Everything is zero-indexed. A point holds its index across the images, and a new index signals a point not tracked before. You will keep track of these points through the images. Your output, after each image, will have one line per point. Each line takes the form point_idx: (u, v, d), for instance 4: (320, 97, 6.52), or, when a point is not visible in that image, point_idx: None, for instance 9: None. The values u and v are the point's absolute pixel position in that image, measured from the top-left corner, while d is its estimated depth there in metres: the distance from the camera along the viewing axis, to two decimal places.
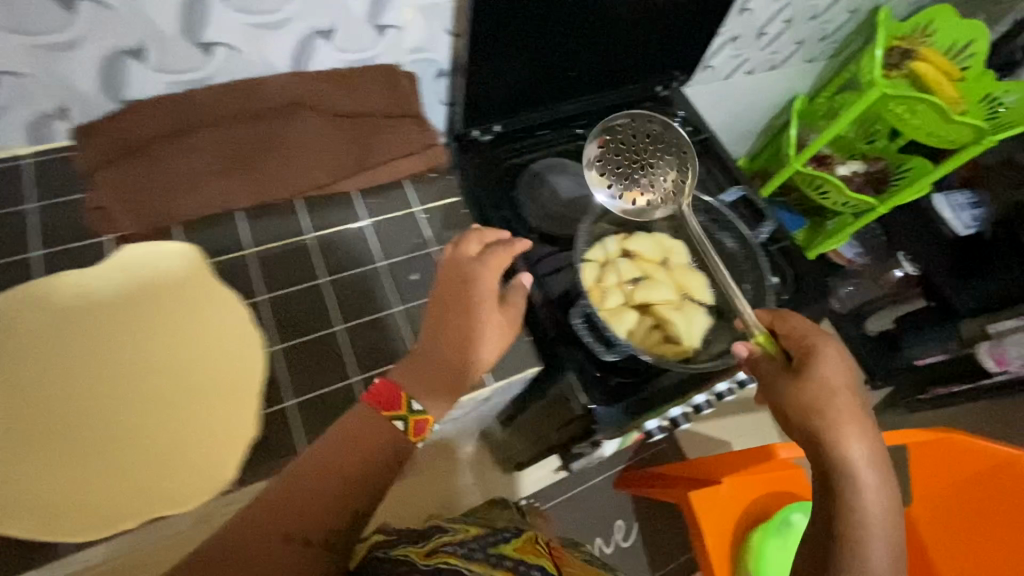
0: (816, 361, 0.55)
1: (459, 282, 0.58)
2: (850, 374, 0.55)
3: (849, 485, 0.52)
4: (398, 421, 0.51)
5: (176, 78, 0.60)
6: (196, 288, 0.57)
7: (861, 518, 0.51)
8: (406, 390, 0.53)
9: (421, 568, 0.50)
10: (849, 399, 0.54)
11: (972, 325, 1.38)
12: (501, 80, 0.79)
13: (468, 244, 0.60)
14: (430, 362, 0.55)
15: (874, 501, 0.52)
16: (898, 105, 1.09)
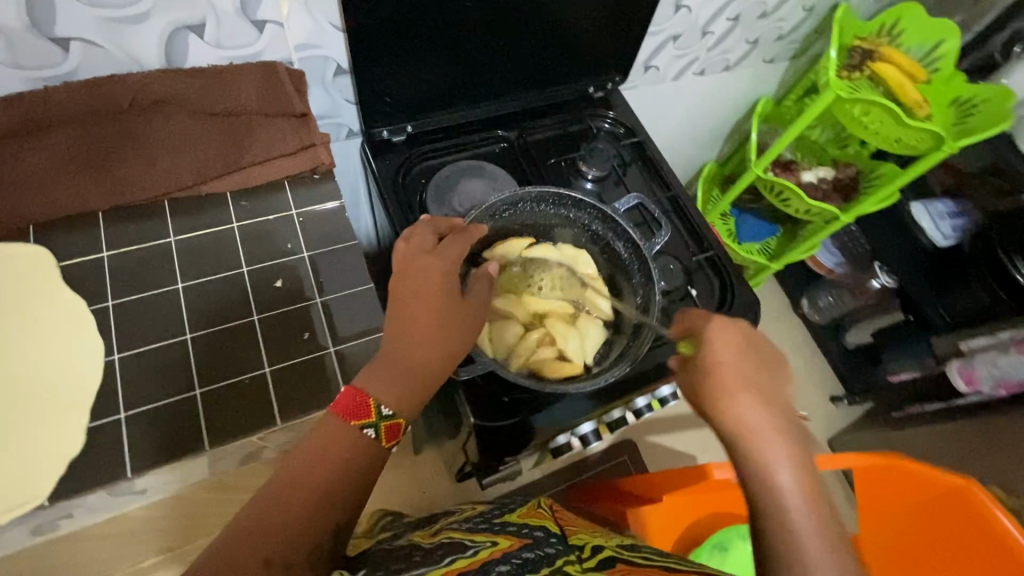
0: (702, 336, 0.51)
1: (413, 281, 0.53)
2: (741, 343, 0.50)
3: (760, 470, 0.43)
4: (368, 430, 0.46)
5: (37, 74, 0.57)
6: (45, 293, 0.56)
7: (782, 507, 0.41)
8: (374, 394, 0.48)
9: (423, 545, 0.54)
10: (741, 368, 0.48)
11: (944, 343, 1.27)
12: (403, 79, 0.76)
13: (421, 237, 0.57)
14: (402, 361, 0.50)
15: (800, 489, 0.42)
16: (855, 107, 1.01)
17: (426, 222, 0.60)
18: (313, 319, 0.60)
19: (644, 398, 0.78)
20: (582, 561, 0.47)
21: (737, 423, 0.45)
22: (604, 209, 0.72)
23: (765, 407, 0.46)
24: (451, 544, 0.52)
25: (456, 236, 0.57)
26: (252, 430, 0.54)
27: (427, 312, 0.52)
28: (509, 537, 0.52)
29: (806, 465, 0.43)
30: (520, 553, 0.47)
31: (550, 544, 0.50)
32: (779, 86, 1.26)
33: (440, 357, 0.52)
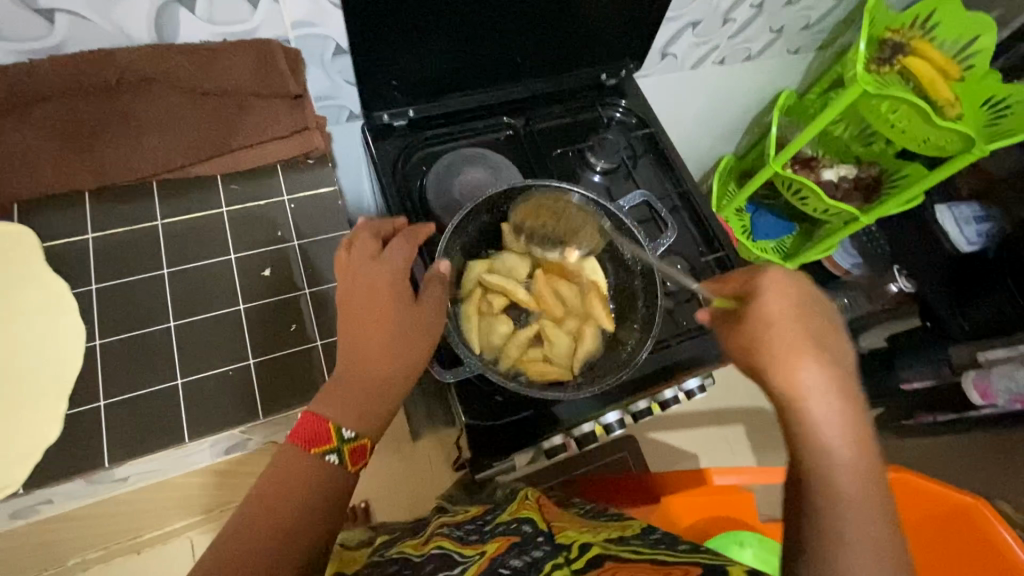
0: (757, 290, 0.46)
1: (356, 298, 0.51)
2: (798, 297, 0.45)
3: (812, 435, 0.41)
4: (330, 456, 0.45)
5: (23, 46, 0.55)
6: (23, 273, 0.54)
7: (831, 472, 0.40)
8: (332, 419, 0.47)
9: (412, 559, 0.52)
10: (797, 325, 0.44)
11: (961, 352, 1.20)
12: (404, 61, 0.73)
13: (363, 244, 0.53)
14: (355, 380, 0.49)
15: (852, 452, 0.40)
16: (881, 103, 0.95)
17: (364, 226, 0.56)
18: (302, 311, 0.58)
19: (643, 400, 0.73)
20: (569, 563, 0.46)
21: (792, 386, 0.42)
22: (604, 214, 0.68)
23: (823, 368, 0.43)
24: (442, 555, 0.51)
25: (402, 238, 0.54)
26: (233, 424, 0.52)
27: (377, 326, 0.50)
28: (500, 544, 0.52)
29: (857, 427, 0.41)
30: (510, 562, 0.47)
31: (539, 547, 0.49)
32: (803, 78, 1.20)
33: (399, 367, 0.50)
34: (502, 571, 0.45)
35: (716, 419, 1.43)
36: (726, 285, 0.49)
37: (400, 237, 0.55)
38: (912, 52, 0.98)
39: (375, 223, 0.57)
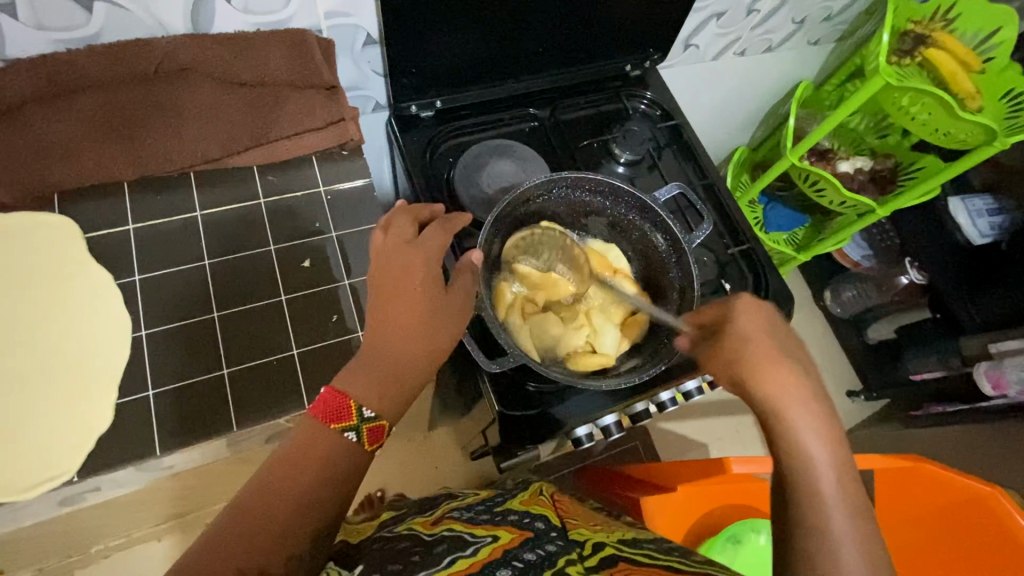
0: (731, 312, 0.49)
1: (392, 271, 0.52)
2: (767, 321, 0.48)
3: (792, 449, 0.42)
4: (349, 433, 0.45)
5: (59, 35, 0.54)
6: (68, 264, 0.56)
7: (813, 488, 0.40)
8: (355, 396, 0.47)
9: (422, 538, 0.48)
10: (770, 345, 0.47)
11: (973, 343, 1.20)
12: (434, 53, 0.72)
13: (399, 227, 0.53)
14: (380, 361, 0.49)
15: (832, 468, 0.41)
16: (903, 96, 0.95)
17: (402, 210, 0.56)
18: (341, 302, 0.60)
19: (668, 391, 0.74)
20: (584, 560, 0.43)
21: (773, 401, 0.44)
22: (641, 200, 0.70)
23: (797, 385, 0.44)
24: (452, 537, 0.47)
25: (439, 224, 0.55)
26: (279, 411, 0.54)
27: (410, 309, 0.50)
28: (511, 532, 0.48)
29: (837, 443, 0.42)
30: (522, 555, 0.42)
31: (552, 540, 0.46)
32: (820, 69, 1.20)
33: (422, 353, 0.50)
34: (513, 564, 0.41)
35: (729, 409, 1.42)
36: (698, 314, 0.53)
37: (436, 224, 0.55)
38: (934, 43, 0.97)
39: (413, 208, 0.57)
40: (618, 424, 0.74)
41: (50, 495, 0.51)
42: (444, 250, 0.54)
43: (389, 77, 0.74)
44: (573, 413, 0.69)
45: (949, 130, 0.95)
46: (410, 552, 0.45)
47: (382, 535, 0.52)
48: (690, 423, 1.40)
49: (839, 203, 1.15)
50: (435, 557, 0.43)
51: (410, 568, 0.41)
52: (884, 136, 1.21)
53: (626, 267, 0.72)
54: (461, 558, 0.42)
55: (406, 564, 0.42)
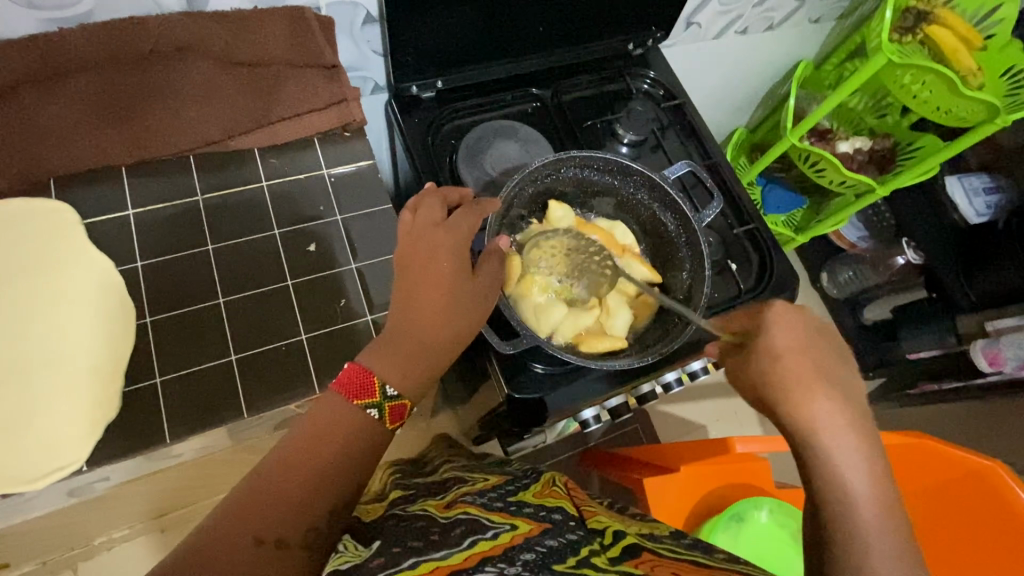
0: (765, 323, 0.48)
1: (421, 251, 0.51)
2: (806, 332, 0.47)
3: (828, 472, 0.41)
4: (371, 410, 0.44)
5: (49, 14, 0.52)
6: (68, 251, 0.54)
7: (849, 510, 0.39)
8: (380, 374, 0.46)
9: (438, 520, 0.48)
10: (806, 360, 0.45)
11: (970, 321, 1.24)
12: (435, 32, 0.71)
13: (429, 208, 0.53)
14: (404, 343, 0.48)
15: (870, 492, 0.40)
16: (906, 74, 0.94)
17: (432, 191, 0.56)
18: (348, 286, 0.59)
19: (674, 372, 0.77)
20: (605, 550, 0.43)
21: (808, 422, 0.43)
22: (651, 178, 0.69)
23: (836, 406, 0.43)
24: (469, 521, 0.46)
25: (468, 211, 0.55)
26: (289, 397, 0.53)
27: (437, 292, 0.50)
28: (529, 522, 0.47)
29: (875, 465, 0.41)
30: (544, 541, 0.42)
31: (572, 530, 0.46)
32: (821, 48, 1.18)
33: (448, 339, 0.50)
34: (537, 548, 0.41)
35: (728, 392, 1.44)
36: (731, 323, 0.52)
37: (466, 208, 0.55)
38: (936, 20, 0.95)
39: (443, 191, 0.56)
40: (624, 406, 0.78)
41: (58, 486, 0.50)
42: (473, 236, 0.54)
43: (388, 56, 0.73)
44: (589, 397, 0.68)
45: (950, 108, 0.95)
46: (427, 531, 0.45)
47: (393, 513, 0.51)
48: (689, 405, 1.40)
49: (839, 183, 1.14)
50: (454, 538, 0.42)
51: (429, 546, 0.41)
52: (883, 115, 1.20)
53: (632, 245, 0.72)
54: (482, 540, 0.42)
55: (425, 541, 0.42)
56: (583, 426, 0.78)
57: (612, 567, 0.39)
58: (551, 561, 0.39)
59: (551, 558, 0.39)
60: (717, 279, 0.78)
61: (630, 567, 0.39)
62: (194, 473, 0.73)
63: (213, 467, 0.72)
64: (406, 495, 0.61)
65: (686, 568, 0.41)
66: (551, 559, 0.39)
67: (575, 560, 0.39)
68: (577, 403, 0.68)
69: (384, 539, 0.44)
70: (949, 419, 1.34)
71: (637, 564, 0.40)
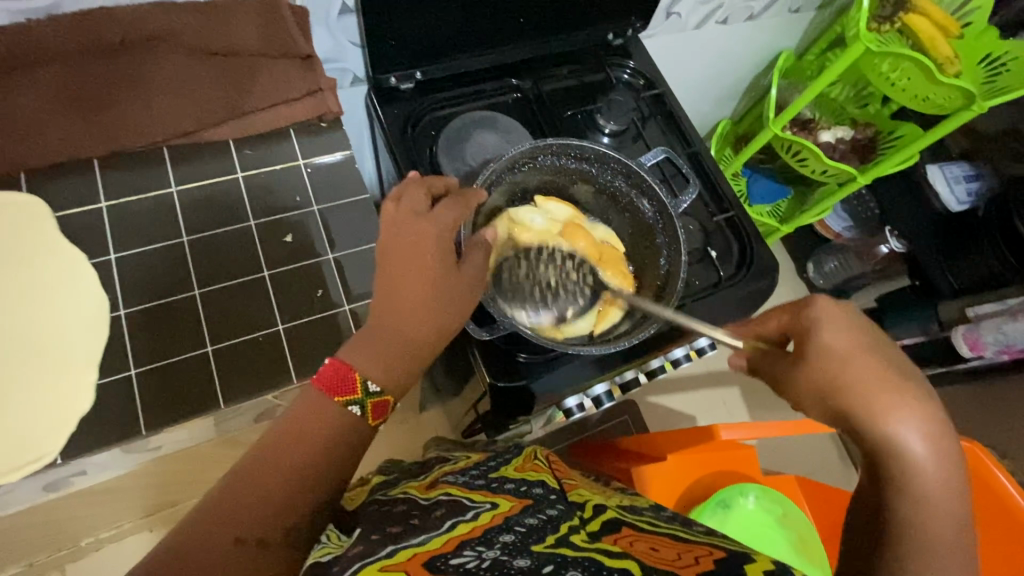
0: (819, 326, 0.45)
1: (402, 243, 0.51)
2: (857, 328, 0.45)
3: (909, 483, 0.40)
4: (353, 407, 0.44)
5: (18, 5, 0.52)
6: (42, 244, 0.54)
7: (925, 513, 0.40)
8: (359, 369, 0.46)
9: (418, 502, 0.48)
10: (871, 364, 0.44)
11: (950, 308, 1.21)
12: (412, 22, 0.70)
13: (413, 198, 0.53)
14: (381, 334, 0.48)
15: (945, 489, 0.40)
16: (885, 62, 0.94)
17: (417, 180, 0.56)
18: (325, 276, 0.59)
19: (658, 359, 0.78)
20: (585, 525, 0.43)
21: (881, 426, 0.42)
22: (628, 166, 0.70)
23: (910, 407, 0.42)
24: (449, 501, 0.47)
25: (452, 201, 0.54)
26: (267, 389, 0.53)
27: (415, 284, 0.50)
28: (511, 499, 0.47)
29: (948, 461, 0.41)
30: (523, 520, 0.42)
31: (552, 505, 0.46)
32: (802, 38, 1.19)
33: (426, 329, 0.49)
34: (516, 529, 0.41)
35: (716, 382, 1.44)
36: (768, 322, 0.50)
37: (451, 198, 0.54)
38: (914, 8, 0.95)
39: (428, 180, 0.56)
40: (608, 393, 0.79)
41: (34, 480, 0.50)
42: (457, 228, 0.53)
43: (366, 47, 0.72)
44: (572, 379, 0.69)
45: (927, 95, 0.95)
46: (408, 515, 0.45)
47: (375, 499, 0.51)
48: (676, 394, 1.41)
49: (821, 172, 1.14)
50: (434, 521, 0.43)
51: (408, 532, 0.41)
52: (864, 105, 1.21)
53: (614, 237, 0.73)
54: (462, 522, 0.42)
55: (405, 526, 0.42)
56: (567, 413, 0.79)
57: (590, 544, 0.39)
58: (530, 542, 0.39)
59: (530, 539, 0.39)
60: (698, 267, 0.78)
61: (608, 543, 0.39)
62: (177, 469, 0.73)
63: (195, 463, 0.72)
64: (389, 481, 0.62)
65: (666, 543, 0.41)
66: (531, 539, 0.39)
67: (554, 540, 0.39)
68: (563, 387, 0.69)
69: (365, 525, 0.44)
70: None
71: (615, 539, 0.41)
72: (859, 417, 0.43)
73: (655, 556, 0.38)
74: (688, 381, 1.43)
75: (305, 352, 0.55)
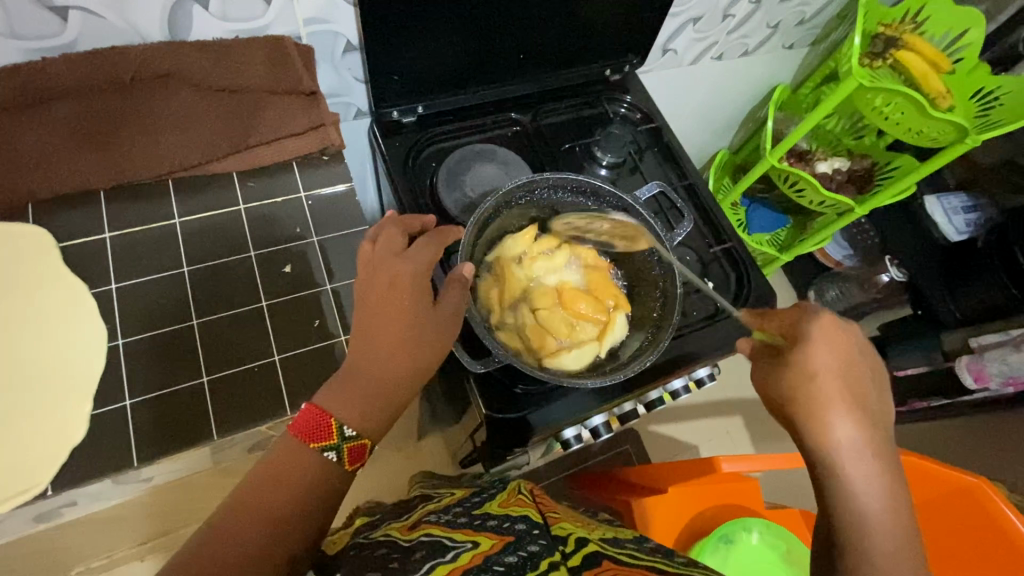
0: (807, 340, 0.46)
1: (374, 278, 0.51)
2: (844, 348, 0.46)
3: (851, 499, 0.41)
4: (329, 453, 0.44)
5: (33, 44, 0.54)
6: (46, 273, 0.55)
7: (864, 526, 0.40)
8: (335, 413, 0.46)
9: (400, 544, 0.47)
10: (840, 382, 0.44)
11: (953, 338, 1.20)
12: (414, 61, 0.73)
13: (389, 238, 0.54)
14: (360, 377, 0.48)
15: (886, 509, 0.41)
16: (876, 97, 0.95)
17: (394, 221, 0.57)
18: (323, 306, 0.59)
19: (655, 391, 0.78)
20: (565, 560, 0.42)
21: (830, 441, 0.43)
22: (623, 199, 0.72)
23: (864, 428, 0.43)
24: (430, 543, 0.46)
25: (428, 239, 0.55)
26: (260, 419, 0.53)
27: (398, 323, 0.49)
28: (492, 537, 0.47)
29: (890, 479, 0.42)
30: (503, 558, 0.41)
31: (535, 540, 0.46)
32: (797, 73, 1.21)
33: (409, 371, 0.49)
34: (494, 569, 0.40)
35: (719, 411, 1.42)
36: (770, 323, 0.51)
37: (426, 239, 0.55)
38: (905, 46, 0.96)
39: (405, 220, 0.58)
40: (607, 425, 0.78)
41: (23, 511, 0.49)
42: (433, 263, 0.54)
43: (369, 83, 0.75)
44: (562, 413, 0.68)
45: (921, 129, 0.96)
46: (387, 559, 0.44)
47: (357, 542, 0.50)
48: (679, 423, 1.39)
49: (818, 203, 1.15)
50: (413, 564, 0.42)
51: None
52: (859, 138, 1.22)
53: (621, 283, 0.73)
54: (441, 564, 0.41)
55: (384, 570, 0.41)
56: (564, 446, 0.78)
57: None
58: None
59: None
60: (695, 298, 0.78)
61: None
62: (171, 499, 0.72)
63: (188, 494, 0.71)
64: (375, 521, 0.61)
65: None
66: None
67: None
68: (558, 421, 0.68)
69: (345, 571, 0.44)
70: (941, 439, 1.32)
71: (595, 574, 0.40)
72: (813, 426, 0.44)
73: None
74: (691, 410, 1.42)
75: (301, 382, 0.55)
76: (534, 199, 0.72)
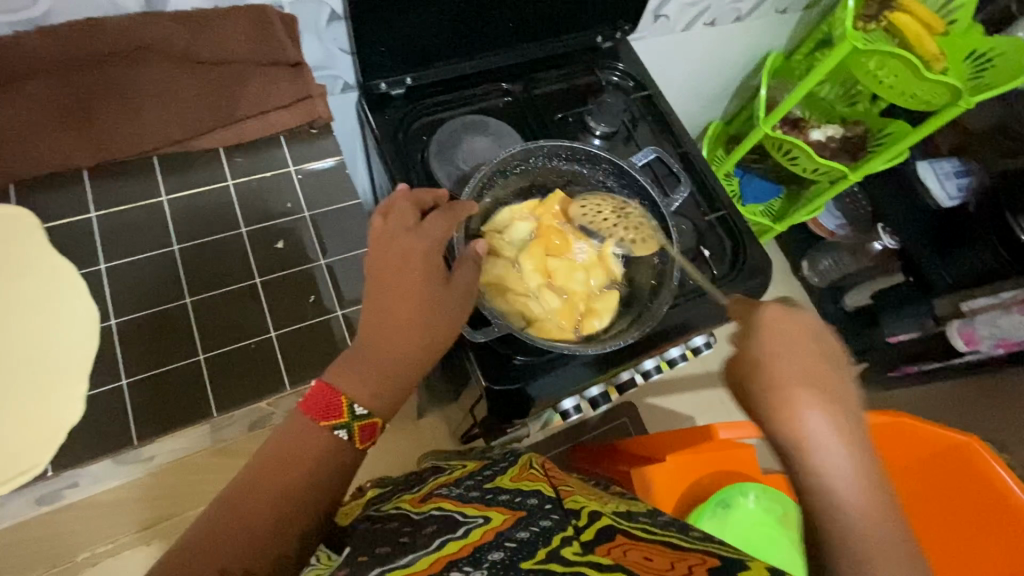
0: (755, 330, 0.46)
1: (383, 252, 0.51)
2: (795, 333, 0.45)
3: (821, 488, 0.39)
4: (340, 431, 0.44)
5: (10, 17, 0.53)
6: (32, 255, 0.54)
7: (842, 519, 0.38)
8: (346, 391, 0.45)
9: (410, 518, 0.48)
10: (793, 367, 0.43)
11: (945, 304, 1.20)
12: (400, 31, 0.71)
13: (401, 213, 0.53)
14: (373, 355, 0.48)
15: (861, 493, 0.39)
16: (870, 60, 0.94)
17: (405, 194, 0.55)
18: (318, 282, 0.58)
19: (652, 360, 0.78)
20: (579, 534, 0.43)
21: (792, 432, 0.41)
22: (618, 165, 0.72)
23: (823, 411, 0.42)
24: (441, 517, 0.46)
25: (443, 214, 0.54)
26: (260, 396, 0.53)
27: (408, 301, 0.49)
28: (504, 512, 0.47)
29: (865, 462, 0.40)
30: (514, 535, 0.42)
31: (547, 516, 0.46)
32: (790, 39, 1.19)
33: (413, 346, 0.49)
34: (508, 545, 0.40)
35: (715, 382, 1.43)
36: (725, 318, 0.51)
37: (441, 211, 0.54)
38: (899, 7, 0.94)
39: (417, 193, 0.56)
40: (605, 395, 0.78)
41: (26, 492, 0.49)
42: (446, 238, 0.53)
43: (356, 54, 0.73)
44: (574, 384, 0.68)
45: (915, 92, 0.95)
46: (399, 533, 0.44)
47: (370, 515, 0.51)
48: (675, 394, 1.41)
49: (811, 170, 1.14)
50: (426, 538, 0.42)
51: (398, 551, 0.40)
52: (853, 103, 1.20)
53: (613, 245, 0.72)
54: (453, 540, 0.41)
55: (397, 545, 0.42)
56: (562, 416, 0.79)
57: (584, 557, 0.38)
58: (520, 558, 0.38)
59: (520, 555, 0.38)
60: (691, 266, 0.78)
61: (600, 554, 0.39)
62: (171, 480, 0.72)
63: (189, 476, 0.70)
64: (383, 494, 0.61)
65: (660, 551, 0.41)
66: (521, 556, 0.38)
67: (545, 554, 0.39)
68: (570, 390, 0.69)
69: (356, 544, 0.44)
70: (933, 404, 1.34)
71: (609, 548, 0.40)
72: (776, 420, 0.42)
73: (648, 566, 0.37)
74: (687, 381, 1.43)
75: (298, 356, 0.55)
76: (521, 166, 0.72)
